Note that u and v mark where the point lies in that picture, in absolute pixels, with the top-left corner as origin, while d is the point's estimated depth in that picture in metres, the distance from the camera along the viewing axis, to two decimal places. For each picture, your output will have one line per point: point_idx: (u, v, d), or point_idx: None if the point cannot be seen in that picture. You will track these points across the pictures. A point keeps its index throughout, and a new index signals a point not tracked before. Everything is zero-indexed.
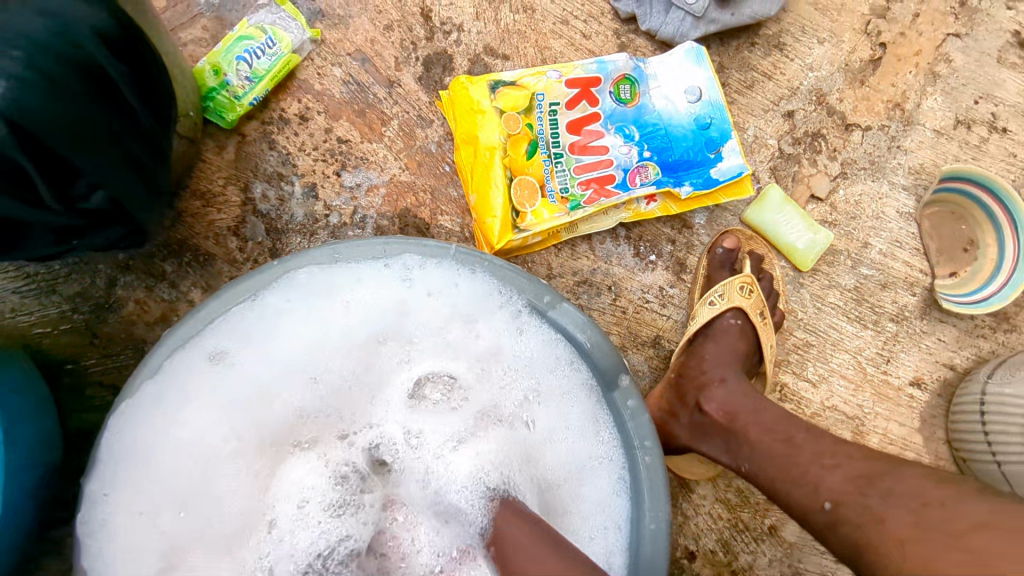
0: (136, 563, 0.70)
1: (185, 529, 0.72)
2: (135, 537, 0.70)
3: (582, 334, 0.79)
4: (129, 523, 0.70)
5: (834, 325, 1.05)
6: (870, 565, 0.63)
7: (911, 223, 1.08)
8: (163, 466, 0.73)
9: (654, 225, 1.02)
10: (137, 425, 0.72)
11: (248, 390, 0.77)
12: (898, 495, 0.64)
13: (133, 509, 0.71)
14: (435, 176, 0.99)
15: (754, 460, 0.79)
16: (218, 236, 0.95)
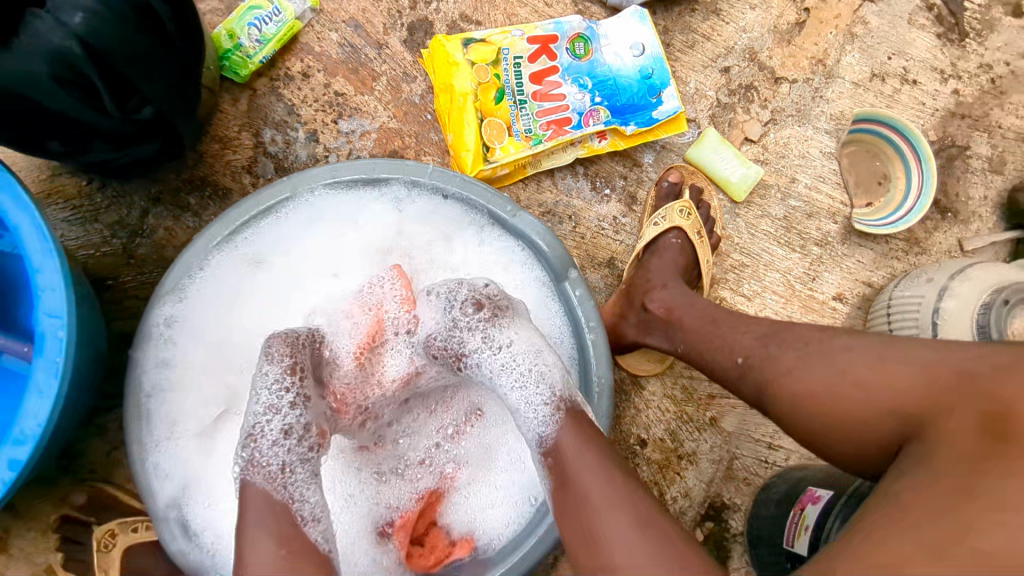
0: (189, 412, 0.89)
1: (229, 390, 0.91)
2: (187, 392, 0.89)
3: (540, 239, 0.94)
4: (183, 384, 0.89)
5: (766, 249, 1.22)
6: (771, 399, 0.75)
7: (833, 161, 1.24)
8: (206, 340, 0.91)
9: (608, 163, 1.19)
10: (186, 310, 0.89)
11: (272, 285, 0.94)
12: (789, 343, 0.77)
13: (186, 371, 0.90)
14: (419, 123, 1.16)
15: (687, 340, 0.92)
16: (235, 174, 1.12)
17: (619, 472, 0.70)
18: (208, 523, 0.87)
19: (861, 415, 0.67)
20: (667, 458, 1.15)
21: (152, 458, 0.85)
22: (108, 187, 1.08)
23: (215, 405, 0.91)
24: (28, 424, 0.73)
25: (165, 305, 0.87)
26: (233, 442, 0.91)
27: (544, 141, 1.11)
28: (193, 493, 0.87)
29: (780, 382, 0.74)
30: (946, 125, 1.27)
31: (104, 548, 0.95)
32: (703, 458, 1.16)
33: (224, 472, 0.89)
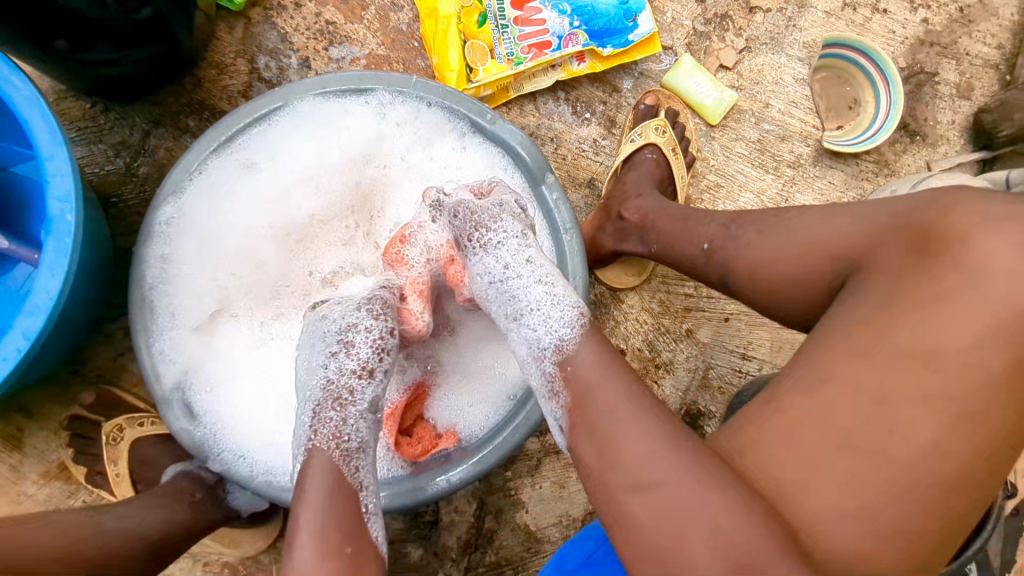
0: (194, 305, 0.96)
1: (228, 287, 0.98)
2: (186, 288, 0.96)
3: (520, 147, 1.00)
4: (188, 278, 0.96)
5: (740, 171, 1.27)
6: (734, 274, 0.81)
7: (805, 87, 1.29)
8: (203, 239, 0.97)
9: (588, 88, 1.24)
10: (188, 209, 0.95)
11: (268, 190, 1.00)
12: (750, 222, 0.82)
13: (185, 268, 0.96)
14: (406, 51, 1.21)
15: (659, 240, 0.98)
16: (231, 98, 1.17)
17: (602, 353, 0.72)
18: (210, 407, 0.94)
19: (804, 266, 0.73)
20: (645, 367, 1.20)
21: (154, 343, 0.92)
22: (111, 109, 1.13)
23: (218, 299, 0.98)
24: (41, 296, 0.80)
25: (168, 204, 0.93)
26: (228, 336, 0.97)
27: (525, 63, 1.16)
28: (193, 379, 0.94)
29: (739, 255, 0.81)
30: (915, 53, 1.31)
31: (113, 441, 1.02)
32: (680, 367, 1.21)
33: (221, 362, 0.96)
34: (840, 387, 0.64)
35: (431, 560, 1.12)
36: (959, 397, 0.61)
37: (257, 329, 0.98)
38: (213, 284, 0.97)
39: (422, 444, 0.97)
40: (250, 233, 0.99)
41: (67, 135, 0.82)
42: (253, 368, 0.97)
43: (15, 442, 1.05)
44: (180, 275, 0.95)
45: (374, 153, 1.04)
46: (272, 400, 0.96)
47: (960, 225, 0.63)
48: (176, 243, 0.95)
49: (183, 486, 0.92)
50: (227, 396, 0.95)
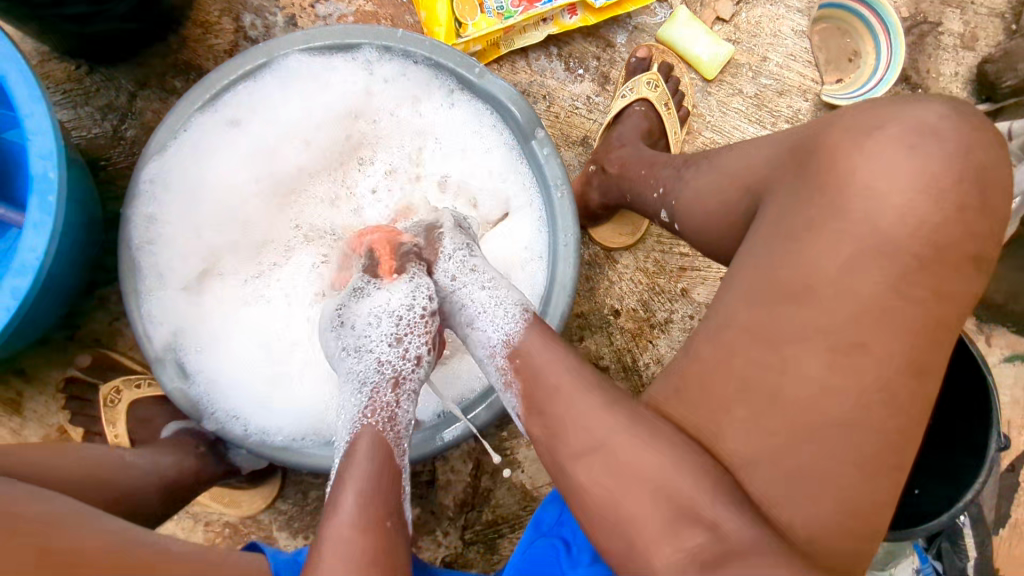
0: (183, 263, 0.96)
1: (217, 244, 0.98)
2: (174, 246, 0.96)
3: (513, 105, 0.97)
4: (176, 236, 0.96)
5: (736, 127, 1.25)
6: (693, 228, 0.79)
7: (804, 39, 1.26)
8: (189, 198, 0.97)
9: (581, 43, 1.21)
10: (175, 167, 0.94)
11: (254, 145, 0.99)
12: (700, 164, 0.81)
13: (173, 226, 0.96)
14: (394, 6, 1.18)
15: (631, 189, 0.97)
16: (218, 58, 1.15)
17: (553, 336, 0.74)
18: (203, 366, 0.95)
19: (723, 205, 0.74)
20: (640, 327, 1.18)
21: (145, 305, 0.91)
22: (96, 71, 1.11)
23: (207, 257, 0.98)
24: (27, 256, 0.79)
25: (151, 163, 0.91)
26: (215, 294, 0.98)
27: (516, 17, 1.13)
28: (185, 338, 0.94)
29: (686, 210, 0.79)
30: (918, 2, 1.27)
31: (110, 403, 1.02)
32: (675, 328, 1.19)
33: (211, 319, 0.97)
34: (741, 329, 0.64)
35: (428, 519, 1.11)
36: (838, 329, 0.60)
37: (244, 287, 1.00)
38: (200, 242, 0.97)
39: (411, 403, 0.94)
40: (237, 190, 0.99)
41: (46, 92, 0.80)
42: (242, 326, 0.98)
43: (14, 406, 1.05)
44: (168, 233, 0.95)
45: (362, 109, 1.03)
46: (259, 356, 0.97)
47: (861, 161, 0.61)
48: (163, 201, 0.94)
49: (187, 440, 0.94)
50: (218, 356, 0.96)
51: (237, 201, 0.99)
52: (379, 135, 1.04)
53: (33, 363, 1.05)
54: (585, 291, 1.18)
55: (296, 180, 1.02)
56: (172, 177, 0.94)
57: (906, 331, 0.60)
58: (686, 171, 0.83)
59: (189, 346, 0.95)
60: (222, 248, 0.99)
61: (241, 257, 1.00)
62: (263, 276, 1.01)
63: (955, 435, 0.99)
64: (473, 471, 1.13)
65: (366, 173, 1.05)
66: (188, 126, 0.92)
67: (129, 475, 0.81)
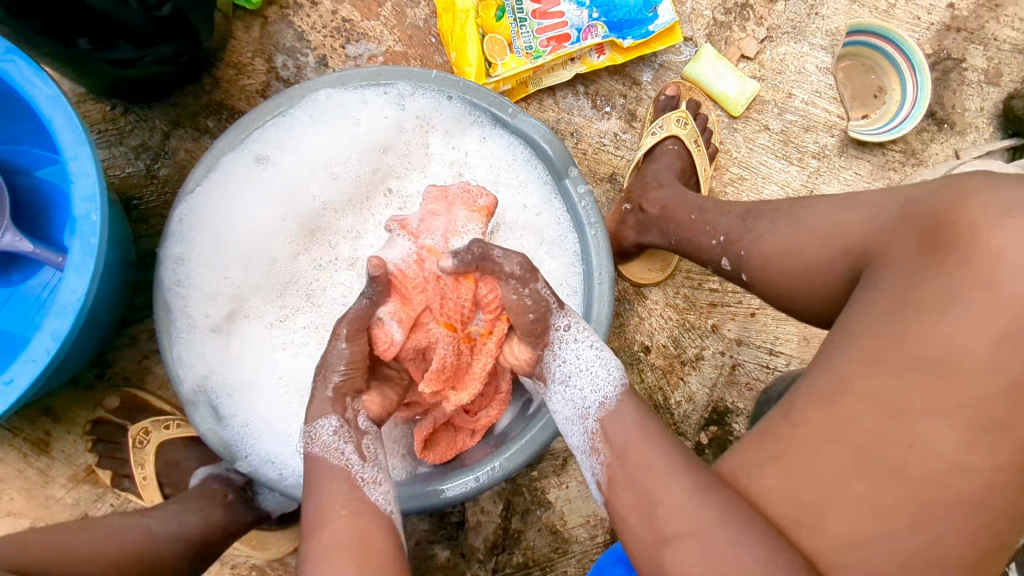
0: (211, 305, 0.95)
1: (244, 284, 0.97)
2: (202, 288, 0.95)
3: (546, 143, 0.97)
4: (206, 275, 0.95)
5: (764, 162, 1.25)
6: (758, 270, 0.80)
7: (829, 75, 1.27)
8: (216, 237, 0.96)
9: (608, 82, 1.22)
10: (207, 205, 0.94)
11: (285, 183, 0.99)
12: (764, 214, 0.82)
13: (201, 267, 0.95)
14: (424, 47, 1.20)
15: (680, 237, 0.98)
16: (250, 98, 1.17)
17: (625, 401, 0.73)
18: (235, 408, 0.94)
19: (811, 259, 0.74)
20: (670, 364, 1.17)
21: (175, 349, 0.90)
22: (131, 111, 1.13)
23: (234, 297, 0.96)
24: (68, 298, 0.79)
25: (183, 202, 0.91)
26: (242, 337, 0.96)
27: (545, 56, 1.14)
28: (214, 380, 0.93)
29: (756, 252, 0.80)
30: (941, 39, 1.28)
31: (138, 444, 1.00)
32: (706, 364, 1.17)
33: (239, 359, 0.95)
34: (849, 391, 0.65)
35: (458, 563, 1.09)
36: None
37: (272, 329, 0.97)
38: (227, 284, 0.96)
39: (457, 446, 0.94)
40: (267, 228, 0.98)
41: (90, 134, 0.81)
42: (270, 367, 0.96)
43: (41, 446, 1.03)
44: (198, 272, 0.95)
45: (393, 144, 1.03)
46: (292, 396, 0.95)
47: None
48: (191, 242, 0.94)
49: (214, 488, 0.92)
50: (251, 398, 0.94)
51: (265, 239, 0.98)
52: (409, 170, 1.04)
53: (62, 402, 1.04)
54: (614, 328, 1.16)
55: (327, 218, 1.01)
56: (202, 217, 0.94)
57: (982, 393, 0.61)
58: (753, 222, 0.83)
59: (218, 389, 0.93)
60: (249, 290, 0.97)
61: (268, 299, 0.98)
62: (288, 318, 0.98)
63: None
64: (503, 512, 1.10)
65: (394, 207, 1.03)
66: (220, 166, 0.93)
67: (159, 541, 0.79)
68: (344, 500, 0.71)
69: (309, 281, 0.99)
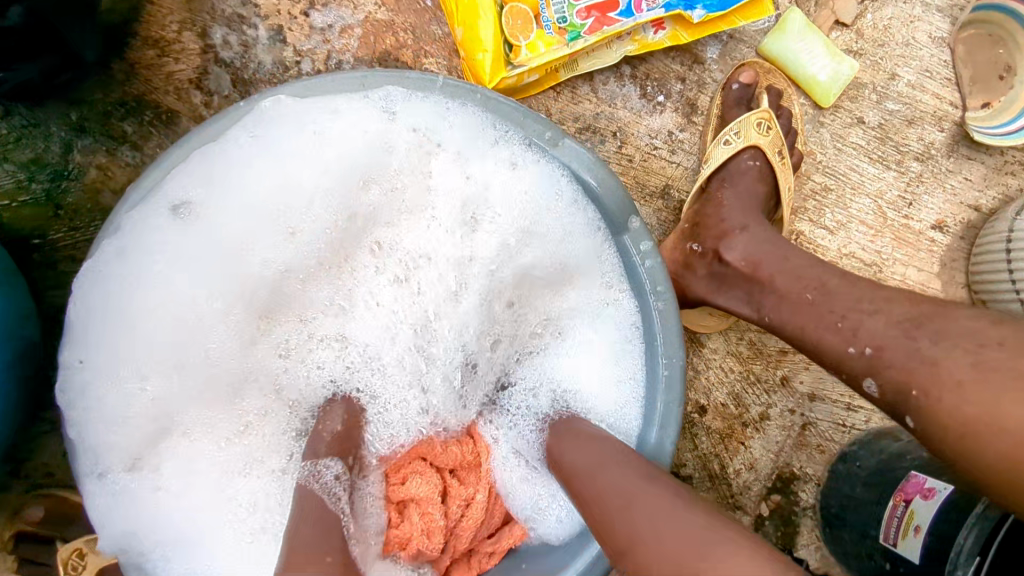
0: (133, 425, 0.69)
1: (175, 393, 0.70)
2: (118, 402, 0.68)
3: (588, 171, 0.72)
4: (121, 387, 0.68)
5: (854, 167, 0.98)
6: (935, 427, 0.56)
7: (943, 48, 0.98)
8: (132, 330, 0.68)
9: (662, 61, 0.92)
10: (114, 285, 0.67)
11: (223, 242, 0.71)
12: (950, 333, 0.57)
13: (114, 373, 0.68)
14: (416, 13, 0.88)
15: (778, 310, 0.72)
16: (180, 90, 0.85)
17: None
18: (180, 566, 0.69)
19: None
20: (730, 427, 0.96)
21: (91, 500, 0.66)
22: (14, 112, 0.82)
23: (167, 412, 0.70)
24: None
25: (82, 284, 0.66)
26: (176, 463, 0.70)
27: (585, 36, 0.83)
28: (148, 534, 0.68)
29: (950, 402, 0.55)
30: None
31: (73, 569, 0.77)
32: (772, 425, 0.97)
33: (183, 499, 0.70)
34: None
35: None
36: None
37: (220, 450, 0.71)
38: (153, 396, 0.69)
39: (474, 572, 0.75)
40: (205, 311, 0.71)
41: None
42: (219, 502, 0.70)
43: None
44: (107, 383, 0.68)
45: (378, 175, 0.74)
46: (261, 535, 0.71)
47: None
48: (90, 338, 0.67)
49: None
50: (199, 548, 0.70)
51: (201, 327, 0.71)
52: (404, 215, 0.75)
53: None
54: None
55: (291, 287, 0.74)
56: (109, 303, 0.67)
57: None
58: (940, 348, 0.57)
59: (155, 545, 0.68)
60: (185, 400, 0.71)
61: (207, 406, 0.72)
62: (243, 430, 0.73)
63: None
64: None
65: (393, 273, 0.75)
66: (137, 229, 0.66)
67: None
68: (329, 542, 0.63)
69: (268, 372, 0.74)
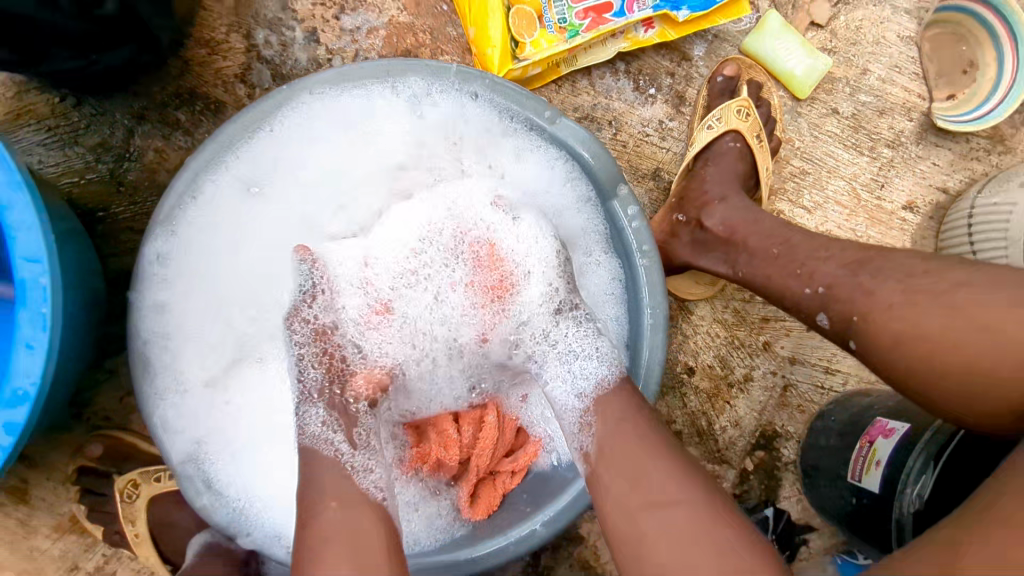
0: (204, 354, 0.80)
1: (237, 327, 0.82)
2: (186, 333, 0.79)
3: (583, 147, 0.81)
4: (189, 323, 0.80)
5: (830, 153, 1.07)
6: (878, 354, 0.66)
7: (912, 46, 1.07)
8: (201, 279, 0.81)
9: (653, 58, 1.03)
10: (186, 239, 0.78)
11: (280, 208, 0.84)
12: (887, 272, 0.69)
13: (185, 311, 0.79)
14: (434, 17, 1.00)
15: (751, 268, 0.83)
16: (227, 83, 0.97)
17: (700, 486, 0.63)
18: (232, 478, 0.79)
19: (971, 357, 0.60)
20: (717, 386, 1.06)
21: (158, 411, 0.76)
22: (85, 103, 0.94)
23: (224, 349, 0.82)
24: (22, 383, 0.65)
25: (158, 239, 0.75)
26: (241, 384, 0.82)
27: (582, 33, 0.95)
28: (210, 447, 0.79)
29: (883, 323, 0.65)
30: None
31: (128, 497, 0.90)
32: (756, 385, 1.06)
33: (240, 415, 0.82)
34: None
35: None
36: None
37: (272, 376, 0.83)
38: (215, 328, 0.81)
39: (499, 491, 0.87)
40: (260, 261, 0.83)
41: (29, 174, 0.65)
42: (272, 421, 0.83)
43: (20, 495, 0.94)
44: (174, 320, 0.79)
45: (405, 152, 0.86)
46: None
47: None
48: (164, 280, 0.77)
49: (215, 568, 0.78)
50: (252, 460, 0.81)
51: (259, 275, 0.83)
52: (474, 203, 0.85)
53: (38, 451, 0.93)
54: None
55: (358, 265, 0.84)
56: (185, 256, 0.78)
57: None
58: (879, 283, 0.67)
59: (215, 454, 0.79)
60: (245, 333, 0.83)
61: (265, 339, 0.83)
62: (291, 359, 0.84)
63: None
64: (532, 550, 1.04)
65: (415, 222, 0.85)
66: (202, 191, 0.77)
67: None
68: (333, 490, 0.66)
69: (319, 354, 0.78)
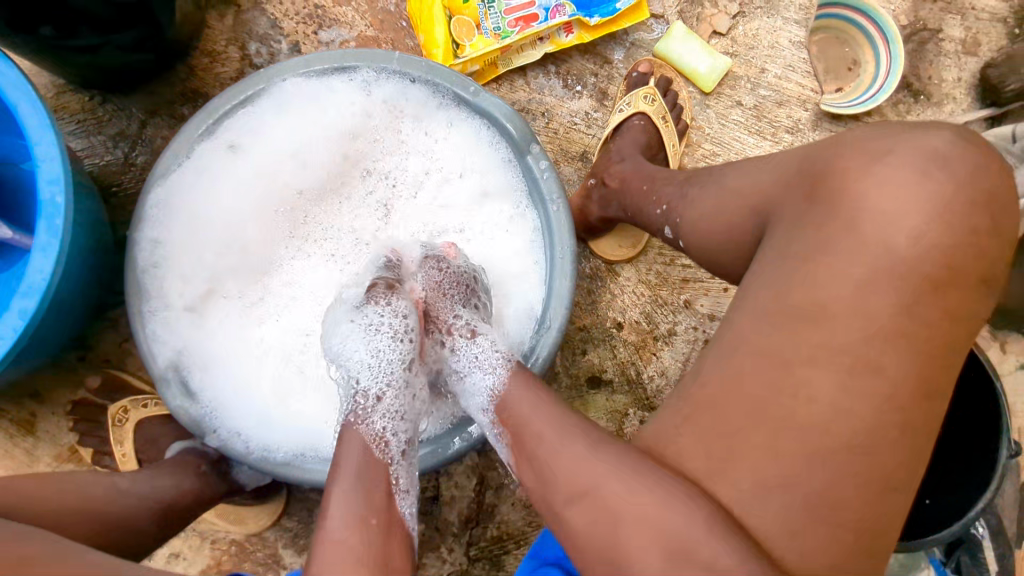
0: (188, 283, 0.97)
1: (219, 265, 0.99)
2: (178, 267, 0.97)
3: (509, 122, 0.97)
4: (181, 259, 0.97)
5: (736, 138, 1.25)
6: None
7: (802, 49, 1.26)
8: (192, 223, 0.98)
9: (578, 61, 1.23)
10: (180, 192, 0.96)
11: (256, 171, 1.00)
12: (705, 180, 0.81)
13: (179, 249, 0.97)
14: (394, 31, 1.22)
15: None
16: (224, 85, 1.19)
17: None
18: (206, 385, 0.95)
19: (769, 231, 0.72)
20: (643, 340, 1.18)
21: (149, 327, 0.92)
22: (109, 100, 1.16)
23: (204, 281, 0.98)
24: (35, 277, 0.82)
25: (157, 188, 0.92)
26: (220, 313, 0.99)
27: (513, 36, 1.15)
28: (188, 360, 0.95)
29: (710, 221, 0.78)
30: (917, 10, 1.26)
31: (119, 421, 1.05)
32: (679, 339, 1.19)
33: (218, 337, 0.98)
34: (824, 367, 0.62)
35: (433, 535, 1.14)
36: (875, 358, 0.61)
37: (247, 307, 1.00)
38: (202, 265, 0.98)
39: None
40: (239, 212, 1.00)
41: (54, 119, 0.83)
42: (245, 339, 0.99)
43: (27, 426, 1.07)
44: (168, 255, 0.96)
45: (361, 128, 1.03)
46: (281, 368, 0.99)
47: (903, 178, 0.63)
48: (162, 222, 0.95)
49: (190, 459, 0.94)
50: (226, 372, 0.96)
51: (237, 224, 1.00)
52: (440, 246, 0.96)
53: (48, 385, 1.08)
54: (587, 304, 1.18)
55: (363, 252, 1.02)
56: (177, 203, 0.95)
57: (915, 353, 0.61)
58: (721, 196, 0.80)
59: (194, 366, 0.95)
60: (227, 270, 0.99)
61: (244, 275, 1.00)
62: (268, 296, 1.01)
63: (965, 444, 0.99)
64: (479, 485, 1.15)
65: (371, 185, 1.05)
66: (193, 154, 0.94)
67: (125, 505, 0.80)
68: (360, 508, 0.70)
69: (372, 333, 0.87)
